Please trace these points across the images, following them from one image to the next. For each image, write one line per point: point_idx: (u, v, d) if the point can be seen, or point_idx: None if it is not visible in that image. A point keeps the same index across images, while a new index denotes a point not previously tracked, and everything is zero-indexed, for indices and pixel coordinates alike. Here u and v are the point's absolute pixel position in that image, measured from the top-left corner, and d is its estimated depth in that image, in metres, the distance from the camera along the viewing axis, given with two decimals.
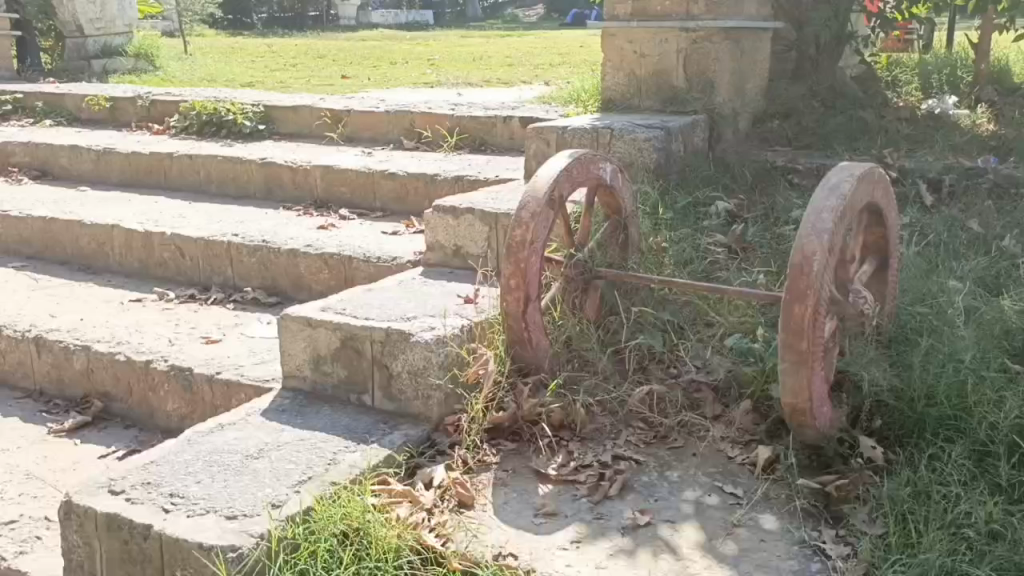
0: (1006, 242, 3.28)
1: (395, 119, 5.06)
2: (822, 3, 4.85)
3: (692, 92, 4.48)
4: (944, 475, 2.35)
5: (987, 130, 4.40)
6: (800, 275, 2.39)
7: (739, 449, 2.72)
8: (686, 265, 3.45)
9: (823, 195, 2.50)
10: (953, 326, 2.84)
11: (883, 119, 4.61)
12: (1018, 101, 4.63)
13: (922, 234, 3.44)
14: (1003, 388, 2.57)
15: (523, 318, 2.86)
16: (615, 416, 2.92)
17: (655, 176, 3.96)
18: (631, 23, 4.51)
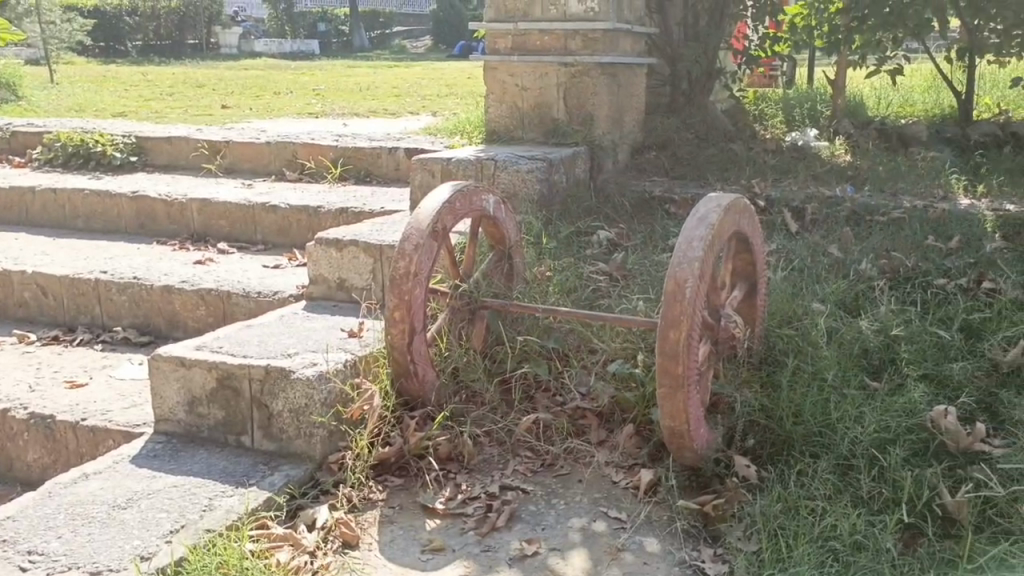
0: (863, 265, 3.49)
1: (276, 150, 4.97)
2: (692, 41, 5.09)
3: (572, 124, 4.61)
4: (811, 490, 2.47)
5: (845, 160, 4.68)
6: (674, 301, 2.47)
7: (623, 473, 2.77)
8: (569, 294, 3.49)
9: (693, 224, 2.61)
10: (816, 346, 3.00)
11: (752, 151, 4.86)
12: (871, 134, 4.96)
13: (788, 260, 3.64)
14: (863, 403, 2.74)
15: (408, 350, 2.83)
16: (502, 446, 2.93)
17: (537, 206, 4.03)
18: (512, 57, 4.62)
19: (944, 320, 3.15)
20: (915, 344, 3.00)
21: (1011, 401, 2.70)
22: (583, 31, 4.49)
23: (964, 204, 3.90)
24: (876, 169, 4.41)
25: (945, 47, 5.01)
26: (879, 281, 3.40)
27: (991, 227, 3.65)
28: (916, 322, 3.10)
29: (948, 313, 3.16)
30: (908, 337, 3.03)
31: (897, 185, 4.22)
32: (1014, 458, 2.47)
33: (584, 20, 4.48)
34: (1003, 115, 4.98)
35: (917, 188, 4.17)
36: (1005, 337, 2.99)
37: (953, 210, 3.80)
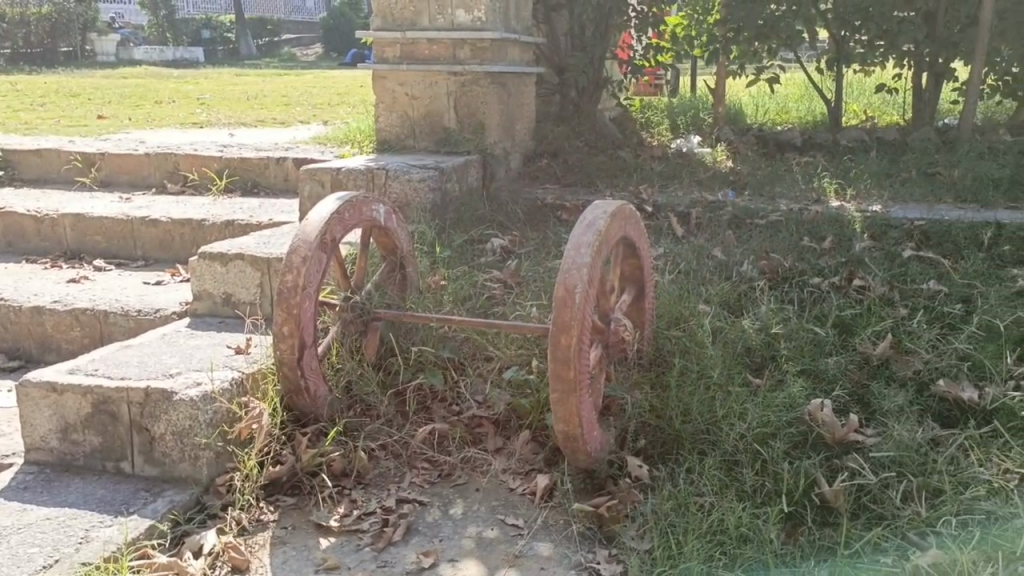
0: (744, 267, 3.64)
1: (156, 162, 4.77)
2: (578, 51, 5.20)
3: (463, 133, 4.62)
4: (700, 487, 2.56)
5: (727, 165, 4.87)
6: (563, 307, 2.50)
7: (520, 480, 2.78)
8: (463, 301, 3.47)
9: (580, 230, 2.65)
10: (701, 346, 3.12)
11: (639, 158, 4.99)
12: (750, 140, 5.18)
13: (675, 263, 3.76)
14: (746, 400, 2.85)
15: (298, 365, 2.76)
16: (398, 458, 2.90)
17: (430, 216, 4.01)
18: (400, 66, 4.60)
19: (819, 318, 3.31)
20: (794, 342, 3.14)
21: (881, 392, 2.85)
22: (470, 41, 4.51)
23: (836, 206, 4.11)
24: (756, 174, 4.61)
25: (816, 57, 5.27)
26: (760, 282, 3.55)
27: (860, 227, 3.86)
28: (793, 320, 3.25)
29: (822, 311, 3.32)
30: (787, 335, 3.17)
31: (775, 188, 4.42)
32: (884, 445, 2.60)
33: (471, 29, 4.49)
34: (869, 122, 5.28)
35: (793, 191, 4.37)
36: (874, 331, 3.16)
37: (826, 211, 4.00)
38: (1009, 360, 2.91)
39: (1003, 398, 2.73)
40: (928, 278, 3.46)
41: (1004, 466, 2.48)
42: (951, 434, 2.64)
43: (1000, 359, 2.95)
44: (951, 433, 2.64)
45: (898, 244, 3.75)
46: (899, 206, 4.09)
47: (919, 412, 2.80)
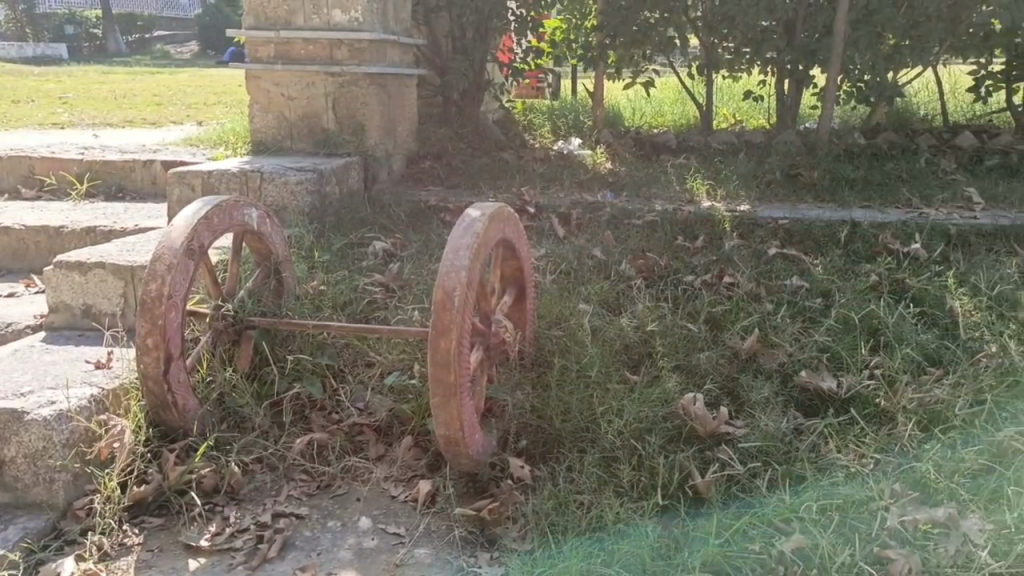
0: (622, 266, 3.74)
1: (8, 166, 4.47)
2: (459, 53, 5.21)
3: (343, 134, 4.53)
4: (580, 485, 2.61)
5: (607, 166, 4.97)
6: (442, 310, 2.47)
7: (402, 487, 2.73)
8: (342, 307, 3.40)
9: (459, 233, 2.62)
10: (580, 345, 3.20)
11: (522, 160, 5.04)
12: (628, 143, 5.31)
13: (556, 264, 3.82)
14: (623, 398, 2.91)
15: (164, 378, 2.62)
16: (275, 471, 2.81)
17: (308, 219, 3.91)
18: (275, 65, 4.48)
19: (692, 314, 3.44)
20: (668, 338, 3.24)
21: (749, 385, 2.98)
22: (347, 41, 4.42)
23: (707, 207, 4.26)
24: (634, 175, 4.72)
25: (687, 63, 5.45)
26: (636, 281, 3.65)
27: (729, 227, 4.03)
28: (668, 317, 3.36)
29: (695, 308, 3.45)
30: (662, 332, 3.27)
31: (651, 189, 4.55)
32: (752, 436, 2.72)
33: (348, 29, 4.41)
34: (738, 126, 5.52)
35: (668, 193, 4.50)
36: (742, 326, 3.30)
37: (698, 211, 4.14)
38: (864, 350, 3.09)
39: (859, 387, 2.90)
40: (791, 274, 3.65)
41: (860, 452, 2.63)
42: (813, 423, 2.78)
43: (855, 349, 3.14)
44: (812, 422, 2.78)
45: (765, 242, 3.92)
46: (766, 206, 4.28)
47: (784, 403, 2.93)
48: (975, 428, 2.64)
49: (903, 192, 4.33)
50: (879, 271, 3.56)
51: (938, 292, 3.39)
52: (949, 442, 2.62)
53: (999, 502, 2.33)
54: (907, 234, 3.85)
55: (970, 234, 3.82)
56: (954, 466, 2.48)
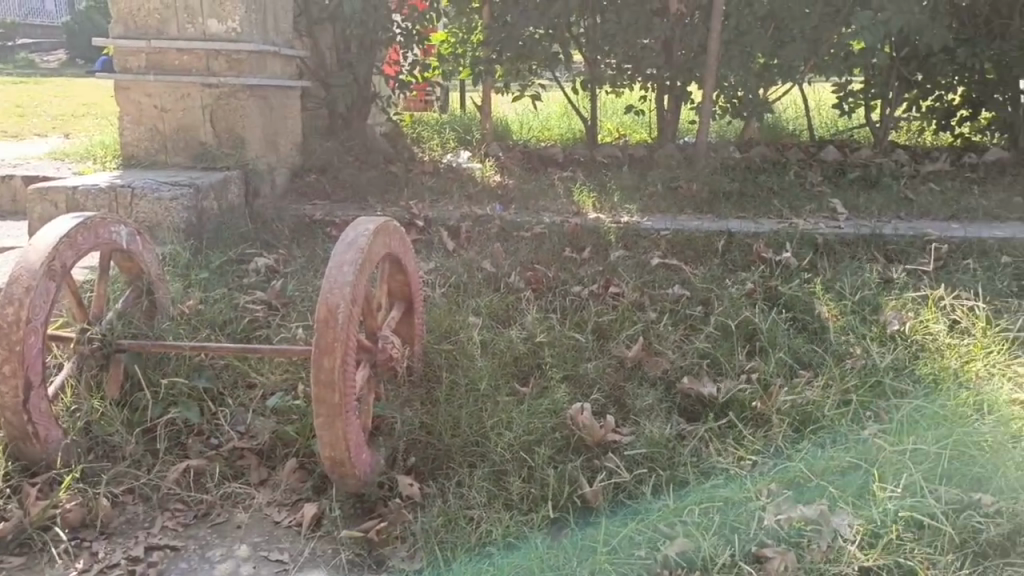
0: (511, 279, 3.76)
1: None
2: (343, 66, 5.14)
3: (222, 148, 4.38)
4: (469, 500, 2.59)
5: (496, 179, 4.99)
6: (326, 327, 2.40)
7: (286, 511, 2.63)
8: (222, 326, 3.25)
9: (343, 248, 2.56)
10: (469, 359, 3.19)
11: (410, 173, 5.01)
12: (517, 156, 5.36)
13: (445, 277, 3.81)
14: (513, 409, 2.92)
15: (22, 409, 2.45)
16: (149, 502, 2.66)
17: (184, 236, 3.74)
18: (148, 76, 4.29)
19: (579, 324, 3.48)
20: (556, 348, 3.28)
21: (634, 392, 3.04)
22: (225, 52, 4.28)
23: (593, 219, 4.34)
24: (522, 188, 4.76)
25: (572, 78, 5.55)
26: (525, 293, 3.67)
27: (614, 238, 4.14)
28: (556, 328, 3.40)
29: (582, 318, 3.50)
30: (550, 343, 3.31)
31: (539, 202, 4.60)
32: (638, 443, 2.78)
33: (225, 40, 4.27)
34: (623, 140, 5.67)
35: (555, 206, 4.55)
36: (627, 335, 3.38)
37: (584, 224, 4.22)
38: (740, 356, 3.23)
39: (737, 391, 3.01)
40: (673, 283, 3.76)
41: (739, 454, 2.73)
42: (695, 428, 2.87)
43: (733, 355, 3.26)
44: (695, 428, 2.87)
45: (648, 253, 4.04)
46: (649, 217, 4.40)
47: (667, 409, 3.01)
48: (842, 427, 2.79)
49: (775, 203, 4.54)
50: (754, 279, 3.73)
51: (807, 298, 3.56)
52: (818, 441, 2.76)
53: (865, 496, 2.46)
54: (778, 243, 4.05)
55: (836, 243, 4.04)
56: (825, 464, 2.61)
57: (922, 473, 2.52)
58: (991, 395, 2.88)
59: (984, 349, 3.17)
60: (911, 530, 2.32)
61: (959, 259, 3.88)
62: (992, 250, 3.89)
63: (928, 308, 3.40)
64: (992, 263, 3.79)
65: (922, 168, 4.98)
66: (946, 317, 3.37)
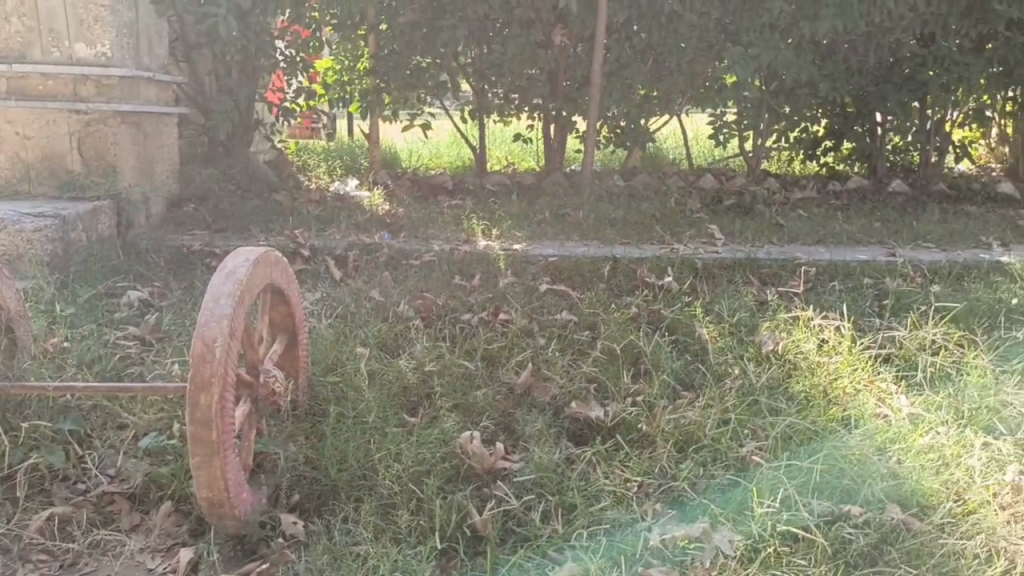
0: (400, 307, 3.73)
1: None
2: (223, 93, 5.01)
3: (91, 177, 4.19)
4: (356, 535, 2.53)
5: (384, 207, 4.95)
6: (202, 362, 2.28)
7: (161, 557, 2.49)
8: (89, 364, 3.06)
9: (221, 279, 2.45)
10: (357, 390, 3.14)
11: (296, 202, 4.92)
12: (405, 184, 5.35)
13: (332, 307, 3.75)
14: (402, 441, 2.88)
15: None
16: (7, 554, 2.48)
17: (48, 268, 3.63)
18: (9, 101, 4.03)
19: (469, 352, 3.48)
20: (446, 377, 3.26)
21: (524, 419, 3.06)
22: (94, 77, 4.11)
23: (483, 246, 4.37)
24: (410, 216, 4.74)
25: (460, 107, 5.59)
26: (414, 321, 3.65)
27: (504, 265, 4.17)
28: (446, 356, 3.38)
29: (472, 345, 3.49)
30: (439, 372, 3.29)
31: (428, 229, 4.60)
32: (527, 469, 2.79)
33: (95, 65, 4.10)
34: (511, 168, 5.77)
35: (444, 233, 4.55)
36: (516, 362, 3.39)
37: (473, 251, 4.24)
38: (626, 379, 3.30)
39: (623, 414, 3.07)
40: (561, 308, 3.82)
41: (625, 476, 2.77)
42: (583, 452, 2.90)
43: (619, 378, 3.33)
44: (582, 451, 2.90)
45: (536, 279, 4.09)
46: (537, 244, 4.47)
47: (555, 434, 3.04)
48: (722, 445, 2.89)
49: (656, 230, 4.69)
50: (639, 302, 3.83)
51: (688, 320, 3.69)
52: (700, 460, 2.84)
53: (745, 513, 2.55)
54: (661, 268, 4.18)
55: (714, 267, 4.21)
56: (706, 483, 2.72)
57: (795, 488, 2.64)
58: (857, 411, 3.06)
59: (850, 366, 3.36)
60: (787, 543, 2.42)
61: (826, 281, 4.11)
62: (855, 271, 4.13)
63: (799, 328, 3.58)
64: (855, 285, 4.03)
65: (791, 196, 5.27)
66: (816, 336, 3.54)
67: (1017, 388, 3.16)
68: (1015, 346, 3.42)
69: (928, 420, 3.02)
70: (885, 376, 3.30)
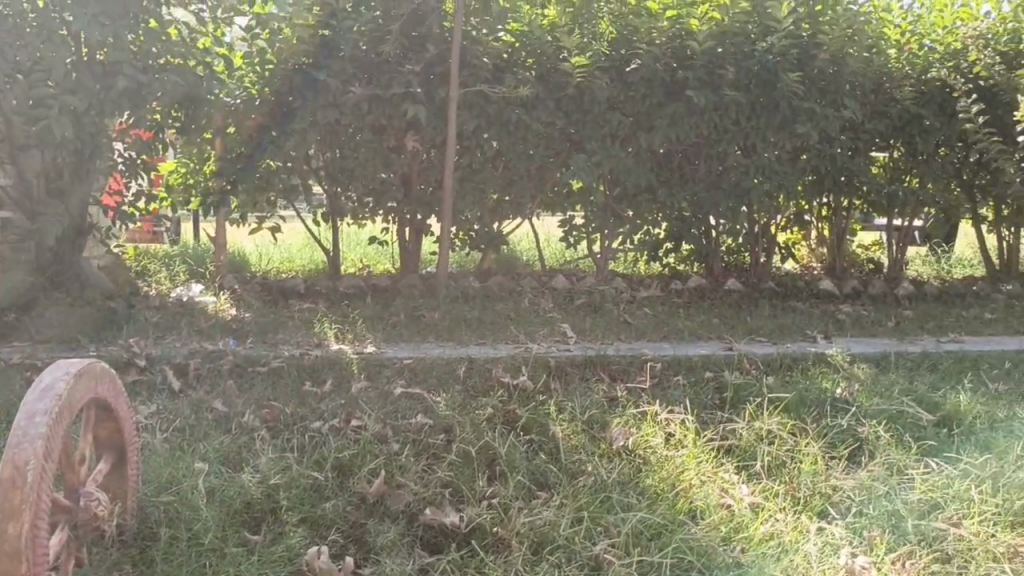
0: (245, 417, 3.57)
1: None
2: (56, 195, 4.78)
3: None
4: None
5: (230, 312, 4.81)
6: (10, 488, 2.07)
7: None
8: None
9: (36, 395, 2.25)
10: (195, 509, 2.95)
11: (134, 308, 4.72)
12: (254, 288, 5.24)
13: (169, 420, 3.56)
14: (242, 563, 2.71)
15: None
16: None
17: None
18: None
19: (319, 462, 3.34)
20: (293, 490, 3.11)
21: (375, 529, 2.97)
22: None
23: (335, 349, 4.29)
24: (258, 321, 4.62)
25: (313, 210, 5.54)
26: (260, 431, 3.50)
27: (357, 369, 4.08)
28: (293, 467, 3.24)
29: (321, 455, 3.36)
30: (286, 484, 3.14)
31: (277, 334, 4.48)
32: None
33: None
34: (365, 271, 5.83)
35: (295, 337, 4.44)
36: (369, 470, 3.27)
37: (325, 355, 4.15)
38: (481, 482, 3.26)
39: (478, 518, 3.02)
40: (416, 411, 3.75)
41: None
42: (436, 561, 2.83)
43: (474, 481, 3.29)
44: (436, 560, 2.83)
45: (390, 382, 4.03)
46: (391, 346, 4.44)
47: (409, 543, 2.95)
48: (576, 544, 2.89)
49: (510, 329, 4.77)
50: (494, 402, 3.82)
51: (542, 419, 3.70)
52: (555, 561, 2.83)
53: None
54: (515, 367, 4.22)
55: (567, 364, 4.30)
56: None
57: None
58: (703, 502, 3.16)
59: (696, 458, 3.48)
60: None
61: (671, 375, 4.26)
62: (697, 365, 4.32)
63: (647, 423, 3.68)
64: (697, 378, 4.21)
65: (637, 295, 5.52)
66: (663, 430, 3.65)
67: (844, 473, 3.40)
68: (841, 433, 3.65)
69: (768, 508, 3.17)
70: (727, 467, 3.45)
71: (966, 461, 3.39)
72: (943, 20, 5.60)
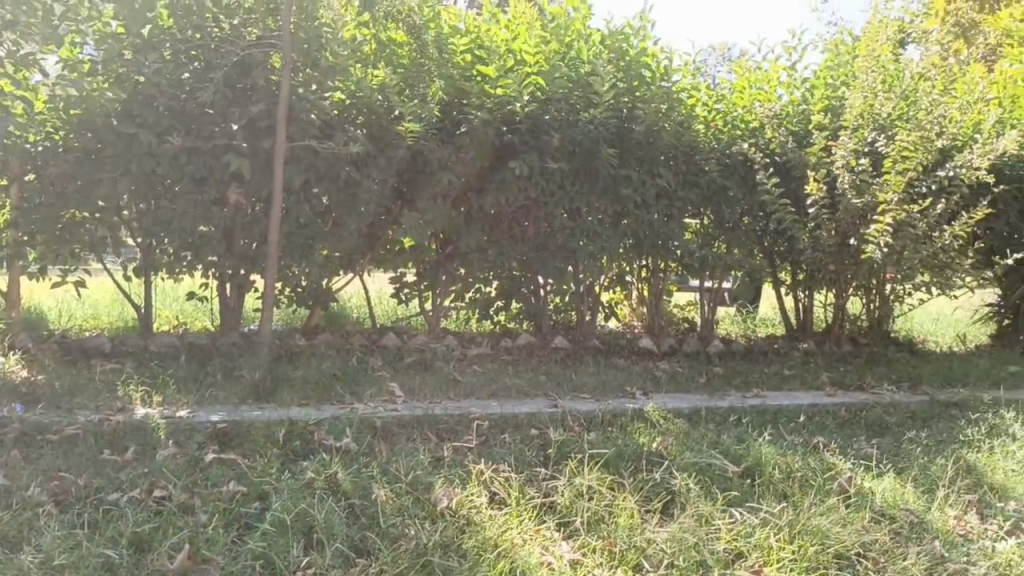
0: (30, 491, 3.24)
1: None
2: None
3: None
4: None
5: (20, 373, 4.42)
6: None
7: None
8: None
9: None
10: None
11: None
12: (51, 348, 4.86)
13: None
14: None
15: None
16: None
17: None
18: None
19: (113, 537, 3.08)
20: (80, 571, 2.86)
21: None
22: None
23: (141, 414, 4.01)
24: (53, 383, 4.26)
25: (122, 264, 5.29)
26: (47, 506, 3.19)
27: (164, 434, 3.81)
28: (82, 545, 2.98)
29: (116, 530, 3.10)
30: (74, 563, 2.89)
31: (75, 399, 4.13)
32: None
33: None
34: (180, 329, 5.58)
35: (94, 401, 4.12)
36: (171, 544, 3.05)
37: (128, 421, 3.86)
38: (296, 551, 3.12)
39: None
40: (228, 479, 3.53)
41: None
42: None
43: (289, 551, 3.14)
44: None
45: (202, 448, 3.78)
46: (205, 410, 4.19)
47: None
48: None
49: (337, 388, 4.65)
50: (314, 467, 3.66)
51: (365, 482, 3.59)
52: None
53: None
54: (339, 429, 4.08)
55: (393, 425, 4.22)
56: None
57: None
58: (523, 562, 3.17)
59: (518, 516, 3.50)
60: None
61: (498, 433, 4.27)
62: (523, 423, 4.37)
63: (472, 482, 3.66)
64: (524, 436, 4.25)
65: (467, 352, 5.56)
66: (487, 490, 3.65)
67: (658, 526, 3.52)
68: (655, 486, 3.78)
69: (586, 565, 3.24)
70: (549, 525, 3.49)
71: (766, 510, 3.62)
72: (743, 100, 6.12)
